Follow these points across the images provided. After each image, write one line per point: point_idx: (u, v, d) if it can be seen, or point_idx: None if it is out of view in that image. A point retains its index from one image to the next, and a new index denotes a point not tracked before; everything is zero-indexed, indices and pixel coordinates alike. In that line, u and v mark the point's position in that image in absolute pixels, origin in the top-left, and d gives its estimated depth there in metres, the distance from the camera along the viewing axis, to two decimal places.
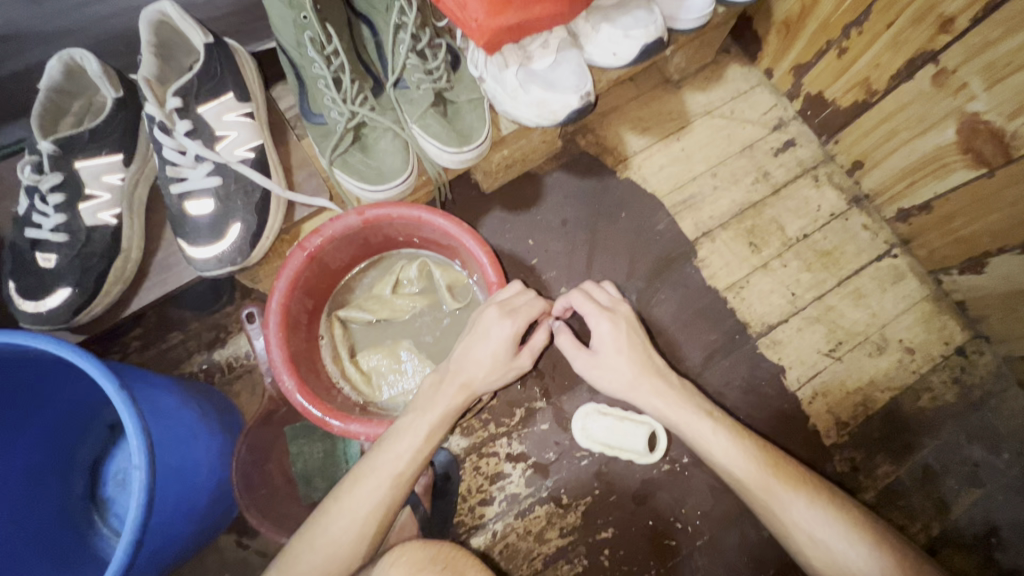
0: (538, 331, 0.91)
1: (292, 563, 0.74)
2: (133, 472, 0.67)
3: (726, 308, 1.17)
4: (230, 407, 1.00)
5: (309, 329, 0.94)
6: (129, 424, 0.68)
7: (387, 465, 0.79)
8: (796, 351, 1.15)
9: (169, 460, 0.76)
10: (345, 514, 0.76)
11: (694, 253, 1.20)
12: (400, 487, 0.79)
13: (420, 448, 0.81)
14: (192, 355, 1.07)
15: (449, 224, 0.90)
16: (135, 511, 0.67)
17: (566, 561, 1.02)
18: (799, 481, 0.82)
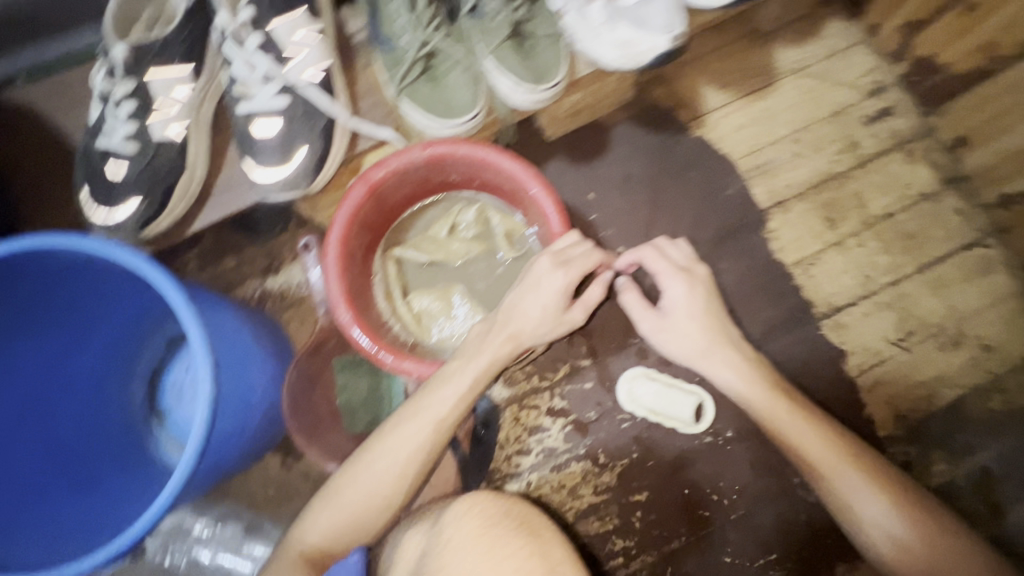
0: (594, 285, 0.88)
1: (336, 496, 0.77)
2: (200, 386, 0.70)
3: (792, 284, 1.11)
4: (280, 334, 1.01)
5: (365, 264, 0.94)
6: (198, 340, 0.70)
7: (432, 409, 0.79)
8: (861, 336, 1.09)
9: (230, 380, 0.78)
10: (388, 455, 0.78)
11: (764, 223, 1.13)
12: (441, 433, 0.80)
13: (463, 396, 0.81)
14: (246, 280, 1.08)
15: (516, 168, 0.86)
16: (201, 424, 0.69)
17: (597, 518, 1.02)
18: (855, 457, 0.84)
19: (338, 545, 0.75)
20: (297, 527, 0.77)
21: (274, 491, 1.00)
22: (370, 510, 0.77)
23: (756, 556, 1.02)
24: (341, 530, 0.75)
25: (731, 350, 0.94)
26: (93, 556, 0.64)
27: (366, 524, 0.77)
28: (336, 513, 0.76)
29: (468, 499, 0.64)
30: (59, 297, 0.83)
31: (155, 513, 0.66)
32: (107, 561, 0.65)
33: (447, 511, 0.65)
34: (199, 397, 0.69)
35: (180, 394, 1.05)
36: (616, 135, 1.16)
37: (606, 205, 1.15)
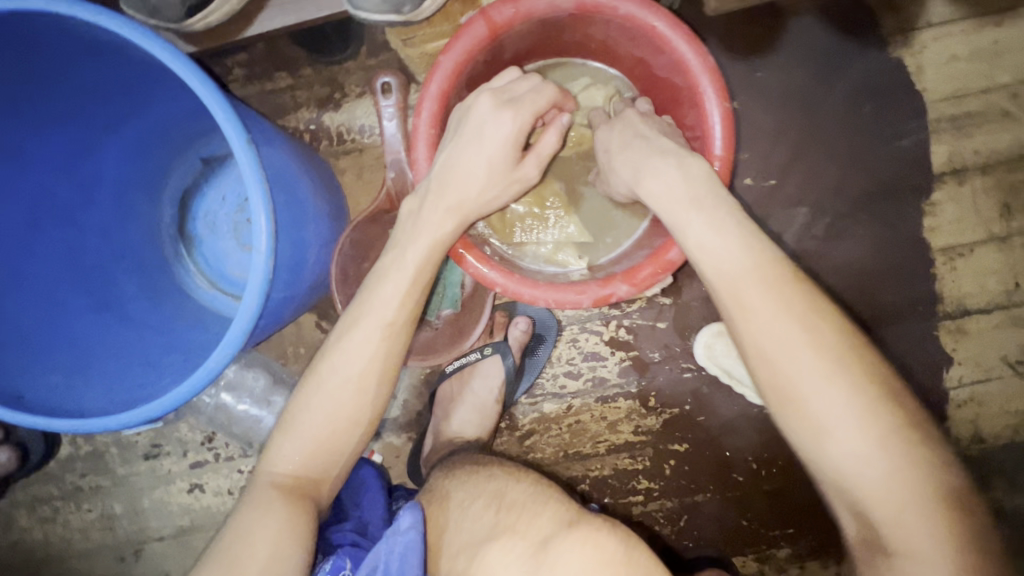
0: (551, 128, 0.68)
1: (294, 423, 0.66)
2: (253, 255, 0.56)
3: (927, 272, 0.94)
4: (336, 187, 0.85)
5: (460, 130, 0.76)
6: (256, 195, 0.56)
7: (374, 313, 0.67)
8: (976, 348, 0.95)
9: (286, 244, 0.65)
10: (345, 372, 0.66)
11: (929, 190, 0.92)
12: (395, 338, 0.68)
13: (410, 294, 0.68)
14: (300, 108, 0.90)
15: (697, 58, 0.63)
16: (252, 300, 0.57)
17: (628, 456, 0.98)
18: (840, 350, 0.52)
19: (317, 471, 0.66)
20: (264, 457, 0.67)
21: (306, 349, 0.95)
22: (338, 432, 0.66)
23: (772, 526, 1.01)
24: (312, 457, 0.66)
25: (696, 215, 0.58)
26: (129, 414, 0.57)
27: (337, 447, 0.67)
28: (303, 442, 0.66)
29: (583, 539, 0.52)
30: (79, 83, 0.66)
31: (196, 385, 0.57)
32: (144, 421, 0.58)
33: (556, 544, 0.52)
34: (254, 264, 0.57)
35: (213, 225, 0.93)
36: (791, 33, 0.90)
37: (748, 121, 0.91)
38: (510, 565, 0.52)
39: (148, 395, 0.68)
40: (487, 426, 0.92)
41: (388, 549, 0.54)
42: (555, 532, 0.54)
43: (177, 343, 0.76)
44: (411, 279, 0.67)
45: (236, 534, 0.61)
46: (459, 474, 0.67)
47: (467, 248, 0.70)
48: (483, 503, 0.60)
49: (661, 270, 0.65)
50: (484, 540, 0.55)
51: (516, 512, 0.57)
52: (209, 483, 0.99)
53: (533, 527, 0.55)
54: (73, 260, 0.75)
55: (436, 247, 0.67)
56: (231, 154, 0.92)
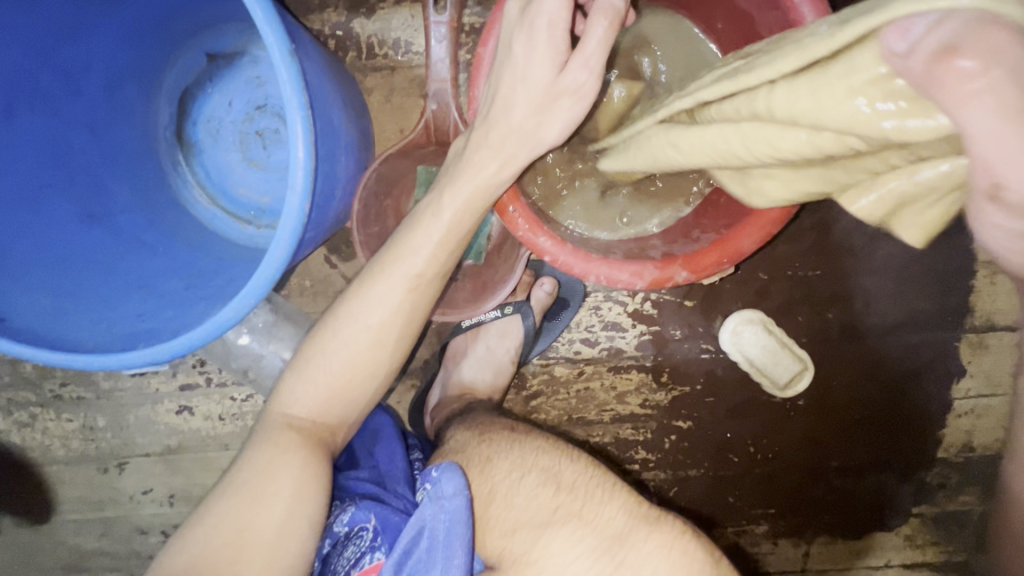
0: (592, 20, 0.52)
1: (307, 366, 0.62)
2: (288, 194, 0.50)
3: (964, 282, 0.91)
4: (364, 110, 0.74)
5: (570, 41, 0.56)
6: (296, 125, 0.49)
7: (404, 260, 0.60)
8: (991, 364, 0.95)
9: (320, 182, 0.58)
10: (366, 322, 0.61)
11: None
12: (422, 291, 0.62)
13: (444, 243, 0.61)
14: (327, 9, 0.78)
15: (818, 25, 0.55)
16: (284, 247, 0.52)
17: (632, 426, 0.98)
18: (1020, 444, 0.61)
19: (332, 418, 0.62)
20: (276, 399, 0.63)
21: (312, 284, 0.88)
22: (355, 382, 0.62)
23: (758, 505, 1.02)
24: (326, 403, 0.62)
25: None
26: (138, 355, 0.55)
27: (351, 396, 0.62)
28: (314, 386, 0.61)
29: (665, 538, 0.63)
30: None
31: (211, 333, 0.54)
32: (150, 364, 0.56)
33: (636, 538, 0.63)
34: (286, 208, 0.51)
35: (218, 132, 0.81)
36: None
37: None
38: (577, 546, 0.63)
39: (152, 328, 0.60)
40: (500, 384, 0.88)
41: (434, 512, 0.59)
42: (633, 526, 0.64)
43: (180, 268, 0.68)
44: (450, 230, 0.61)
45: (251, 468, 0.59)
46: (498, 440, 0.71)
47: (512, 199, 0.61)
48: (536, 479, 0.67)
49: (726, 259, 0.61)
50: (545, 523, 0.64)
51: (578, 497, 0.66)
52: (200, 407, 0.94)
53: (600, 519, 0.64)
54: (59, 159, 0.65)
55: (481, 191, 0.59)
56: (240, 51, 0.79)
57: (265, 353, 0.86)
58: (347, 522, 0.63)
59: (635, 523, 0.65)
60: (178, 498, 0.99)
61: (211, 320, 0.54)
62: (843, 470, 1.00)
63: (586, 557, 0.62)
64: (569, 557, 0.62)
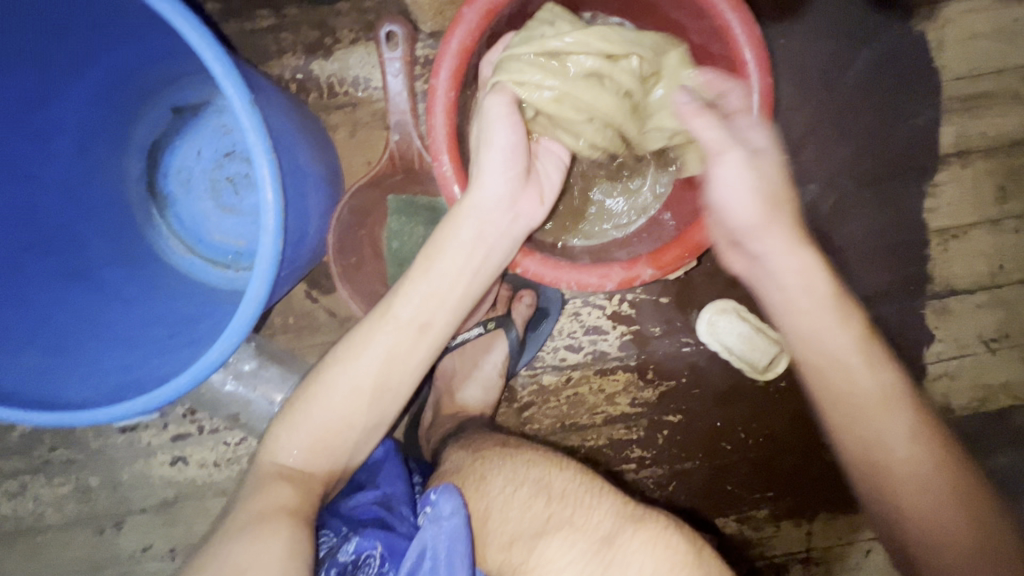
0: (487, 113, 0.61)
1: (292, 416, 0.61)
2: (262, 235, 0.52)
3: (924, 253, 0.95)
4: (330, 147, 0.77)
5: (477, 57, 0.66)
6: (264, 169, 0.51)
7: (394, 304, 0.60)
8: (958, 327, 0.98)
9: (291, 221, 0.60)
10: (354, 372, 0.60)
11: (933, 170, 0.93)
12: (407, 341, 0.60)
13: (430, 292, 0.61)
14: (286, 54, 0.82)
15: (745, 32, 0.60)
16: (260, 284, 0.53)
17: (624, 425, 1.00)
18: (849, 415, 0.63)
19: (318, 466, 0.60)
20: (265, 446, 0.62)
21: (295, 320, 0.89)
22: (338, 433, 0.60)
23: (756, 489, 1.04)
24: (312, 452, 0.60)
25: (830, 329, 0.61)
26: (126, 405, 0.56)
27: (336, 447, 0.61)
28: (302, 434, 0.60)
29: (649, 535, 0.65)
30: (38, 16, 0.58)
31: (196, 375, 0.55)
32: (137, 414, 0.57)
33: (625, 537, 0.65)
34: (261, 246, 0.52)
35: (189, 182, 0.83)
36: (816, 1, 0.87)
37: None
38: (571, 551, 0.65)
39: (139, 379, 0.61)
40: (490, 399, 0.89)
41: (435, 534, 0.60)
42: (620, 527, 0.66)
43: (162, 316, 0.69)
44: (437, 282, 0.61)
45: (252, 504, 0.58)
46: (491, 457, 0.72)
47: (523, 254, 0.65)
48: (528, 492, 0.68)
49: (688, 252, 0.64)
50: (539, 533, 0.66)
51: (568, 505, 0.67)
52: (194, 455, 0.94)
53: (590, 523, 0.66)
54: (31, 225, 0.66)
55: (476, 239, 0.61)
56: (206, 103, 0.82)
57: (251, 396, 0.86)
58: (353, 552, 0.62)
59: (621, 523, 0.66)
60: (179, 550, 0.97)
61: (195, 366, 0.55)
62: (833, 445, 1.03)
63: (578, 562, 0.64)
64: (564, 562, 0.64)
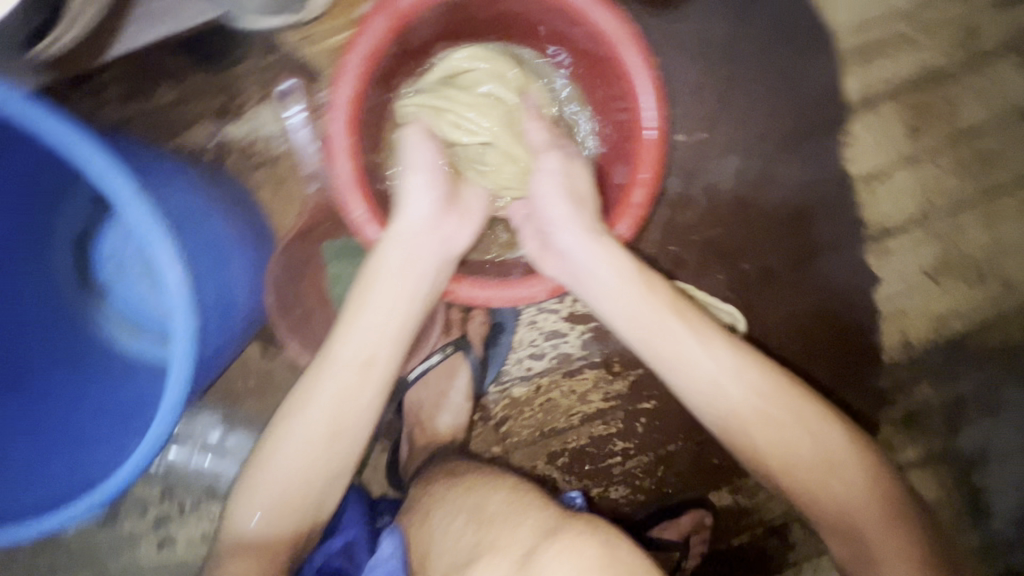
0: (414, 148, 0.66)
1: (254, 483, 0.61)
2: (173, 317, 0.51)
3: (851, 200, 0.99)
4: (251, 207, 0.77)
5: (372, 99, 0.66)
6: (164, 253, 0.50)
7: (336, 348, 0.62)
8: (899, 264, 1.02)
9: (210, 294, 0.59)
10: (310, 419, 0.60)
11: (845, 121, 0.96)
12: (361, 378, 0.61)
13: (376, 329, 0.62)
14: (197, 123, 0.82)
15: (612, 21, 0.61)
16: (182, 366, 0.52)
17: (602, 421, 1.01)
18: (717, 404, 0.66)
19: (288, 526, 0.61)
20: (228, 521, 0.62)
21: (256, 381, 0.89)
22: (304, 487, 0.61)
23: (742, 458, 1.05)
24: (280, 513, 0.60)
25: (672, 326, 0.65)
26: (77, 507, 0.55)
27: (303, 501, 0.61)
28: (265, 499, 0.60)
29: (562, 546, 0.62)
30: None
31: (137, 467, 0.55)
32: (87, 513, 0.56)
33: (543, 553, 0.61)
34: (176, 328, 0.52)
35: (123, 267, 0.86)
36: None
37: (672, 75, 0.92)
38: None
39: (89, 476, 0.61)
40: (461, 422, 0.90)
41: None
42: (539, 542, 0.63)
43: (107, 409, 0.68)
44: (376, 316, 0.62)
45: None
46: (437, 489, 0.74)
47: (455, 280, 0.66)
48: (461, 521, 0.68)
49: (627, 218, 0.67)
50: (466, 560, 0.64)
51: (494, 527, 0.66)
52: (180, 535, 0.92)
53: (511, 543, 0.64)
54: None
55: (406, 263, 0.62)
56: None
57: (222, 466, 0.90)
58: None
59: (540, 538, 0.63)
60: None
61: (134, 458, 0.54)
62: None
63: None
64: None
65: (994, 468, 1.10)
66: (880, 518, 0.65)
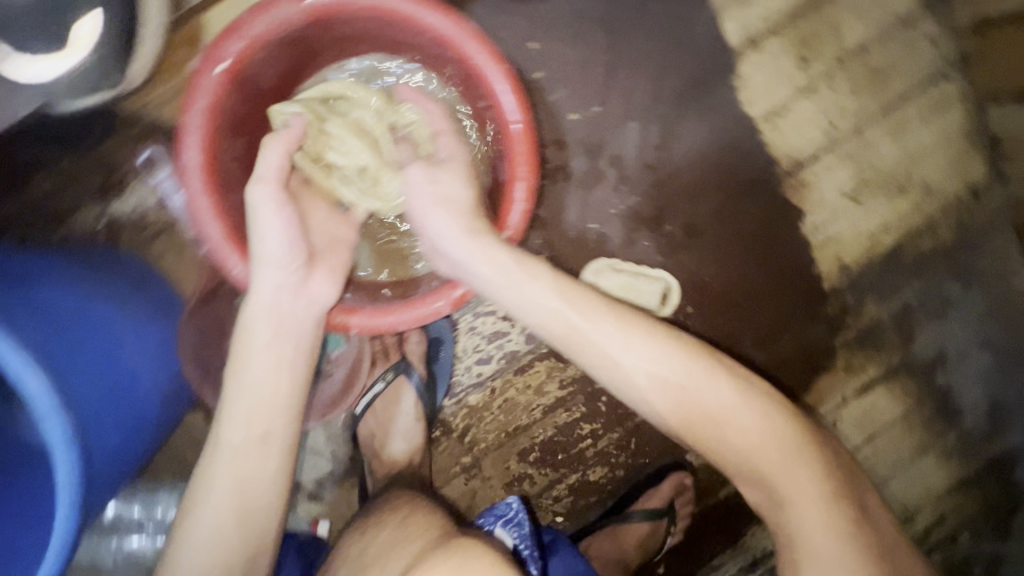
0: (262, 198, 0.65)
1: None
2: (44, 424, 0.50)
3: (758, 140, 1.00)
4: (150, 281, 0.76)
5: (232, 151, 0.67)
6: (16, 363, 0.49)
7: (227, 430, 0.63)
8: (819, 191, 1.04)
9: (95, 388, 0.58)
10: (208, 505, 0.62)
11: (734, 65, 0.98)
12: (257, 454, 0.63)
13: (262, 404, 0.64)
14: (85, 204, 0.80)
15: (442, 19, 0.64)
16: (65, 471, 0.51)
17: (564, 409, 1.01)
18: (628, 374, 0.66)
19: None
20: None
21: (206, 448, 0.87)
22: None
23: None
24: None
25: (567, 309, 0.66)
26: None
27: None
28: None
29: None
30: None
31: None
32: None
33: None
34: (47, 434, 0.51)
35: None
36: None
37: (555, 57, 0.92)
38: None
39: None
40: (417, 444, 0.89)
41: None
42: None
43: None
44: (259, 392, 0.64)
45: None
46: (345, 538, 0.73)
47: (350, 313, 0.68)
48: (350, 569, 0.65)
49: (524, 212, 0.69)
50: None
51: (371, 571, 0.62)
52: None
53: None
54: None
55: (277, 336, 0.65)
56: None
57: None
58: None
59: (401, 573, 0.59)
60: None
61: None
62: (760, 343, 1.06)
63: None
64: None
65: (953, 367, 1.12)
66: (792, 463, 0.64)
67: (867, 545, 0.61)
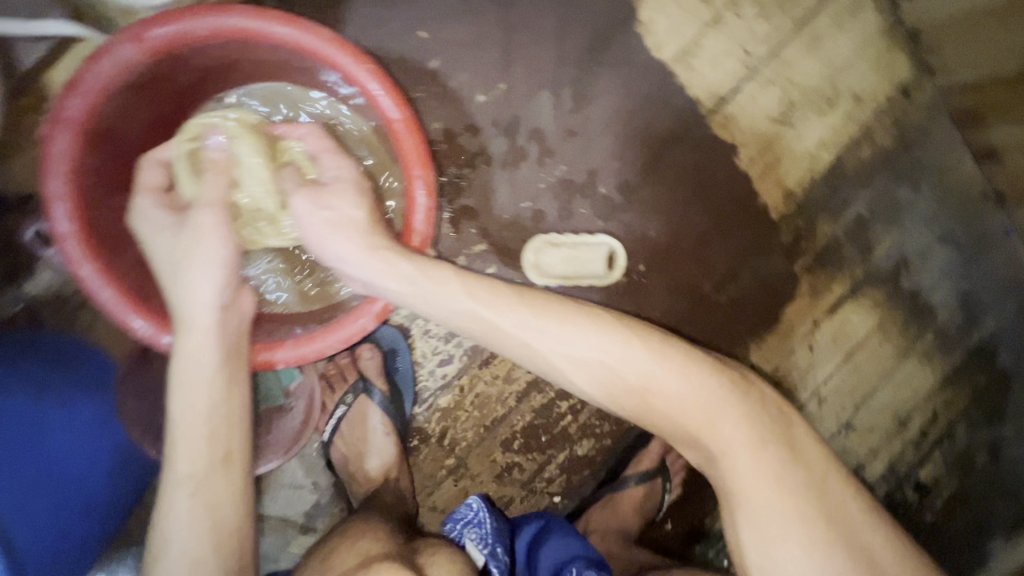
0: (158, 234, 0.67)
1: None
2: None
3: (675, 84, 0.98)
4: (78, 355, 0.74)
5: (106, 209, 0.68)
6: None
7: (181, 460, 0.60)
8: (749, 122, 1.02)
9: None
10: (169, 568, 0.57)
11: (633, 14, 0.96)
12: (222, 475, 0.61)
13: (215, 427, 0.62)
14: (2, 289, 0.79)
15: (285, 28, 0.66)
16: None
17: (537, 391, 1.00)
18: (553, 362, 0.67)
19: None
20: None
21: None
22: None
23: None
24: None
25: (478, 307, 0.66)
26: None
27: None
28: None
29: None
30: None
31: None
32: None
33: None
34: None
35: None
36: None
37: (451, 43, 0.91)
38: None
39: None
40: (390, 460, 0.90)
41: None
42: None
43: None
44: (213, 412, 0.62)
45: None
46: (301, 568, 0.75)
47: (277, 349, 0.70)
48: None
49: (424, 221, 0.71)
50: None
51: None
52: None
53: None
54: None
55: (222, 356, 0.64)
56: None
57: None
58: None
59: None
60: None
61: None
62: (720, 286, 1.04)
63: None
64: None
65: (915, 270, 1.11)
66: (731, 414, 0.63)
67: (801, 478, 0.61)
